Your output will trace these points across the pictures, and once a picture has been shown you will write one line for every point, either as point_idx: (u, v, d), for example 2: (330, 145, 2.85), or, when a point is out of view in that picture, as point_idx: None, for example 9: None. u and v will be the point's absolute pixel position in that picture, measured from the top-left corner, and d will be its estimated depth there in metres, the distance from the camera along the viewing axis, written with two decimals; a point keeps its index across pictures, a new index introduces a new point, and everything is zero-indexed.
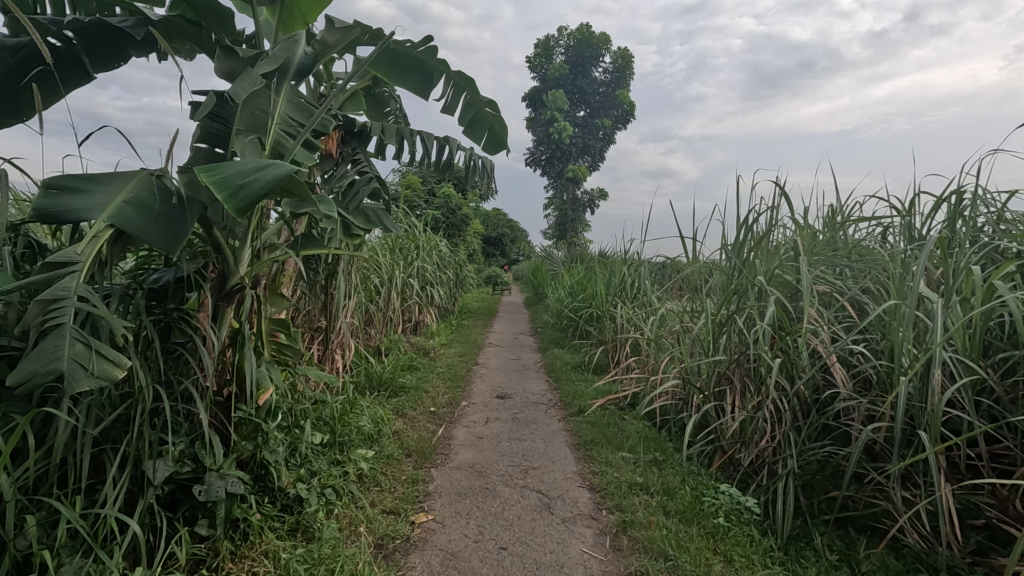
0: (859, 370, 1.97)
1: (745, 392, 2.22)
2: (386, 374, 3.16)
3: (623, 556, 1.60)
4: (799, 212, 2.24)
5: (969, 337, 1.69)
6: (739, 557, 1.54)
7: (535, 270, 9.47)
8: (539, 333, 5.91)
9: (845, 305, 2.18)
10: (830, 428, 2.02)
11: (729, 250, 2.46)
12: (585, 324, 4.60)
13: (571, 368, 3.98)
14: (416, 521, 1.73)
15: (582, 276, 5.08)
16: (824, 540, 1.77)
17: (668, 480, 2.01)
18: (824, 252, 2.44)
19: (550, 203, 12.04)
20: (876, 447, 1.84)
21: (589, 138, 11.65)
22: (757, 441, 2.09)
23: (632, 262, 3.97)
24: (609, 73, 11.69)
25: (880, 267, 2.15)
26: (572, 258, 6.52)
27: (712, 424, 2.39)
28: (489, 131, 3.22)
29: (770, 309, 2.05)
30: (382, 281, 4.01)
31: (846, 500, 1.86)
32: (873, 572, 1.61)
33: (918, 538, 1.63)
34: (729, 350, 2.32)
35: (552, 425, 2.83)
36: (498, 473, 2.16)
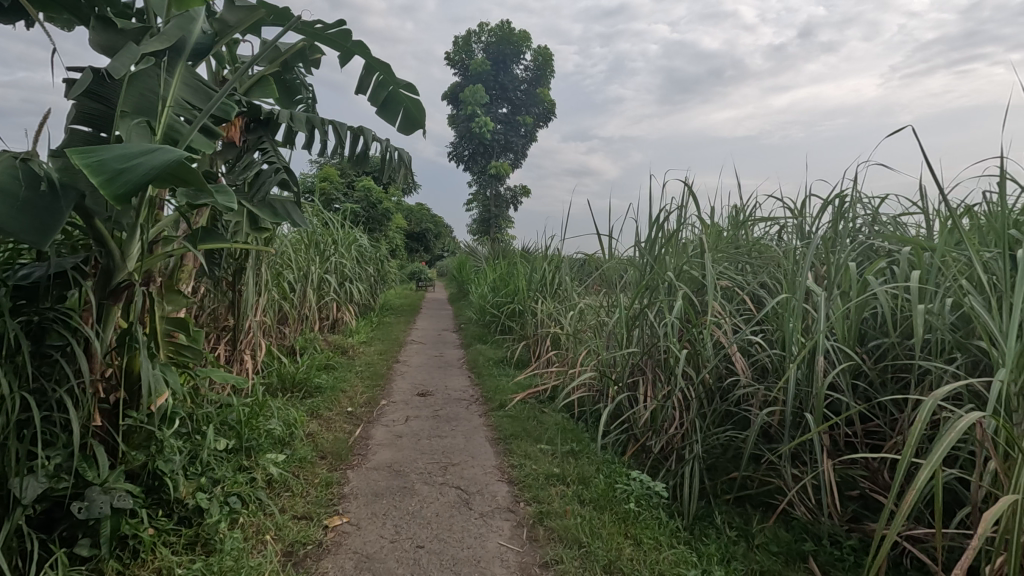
0: (757, 358, 2.12)
1: (656, 382, 2.33)
2: (300, 375, 3.03)
3: (538, 546, 1.63)
4: (704, 211, 2.38)
5: (848, 327, 1.87)
6: (649, 539, 1.61)
7: (459, 266, 9.43)
8: (463, 329, 5.90)
9: (745, 299, 2.34)
10: (731, 413, 2.17)
11: (641, 248, 2.57)
12: (507, 319, 4.65)
13: (493, 363, 4.00)
14: (329, 525, 1.67)
15: (504, 272, 5.12)
16: (725, 518, 1.90)
17: (583, 469, 2.07)
18: (727, 249, 2.61)
19: (474, 199, 12.02)
20: (771, 429, 2.00)
21: (511, 134, 11.71)
22: (667, 429, 2.20)
23: (552, 257, 4.06)
24: (531, 71, 11.78)
25: (776, 263, 2.33)
26: (494, 254, 6.55)
27: (625, 413, 2.49)
28: (405, 112, 3.18)
29: (677, 303, 2.17)
30: (296, 277, 3.84)
31: (745, 479, 2.01)
32: (765, 544, 1.75)
33: (805, 510, 1.79)
34: (642, 343, 2.43)
35: (473, 421, 2.83)
36: (416, 471, 2.13)
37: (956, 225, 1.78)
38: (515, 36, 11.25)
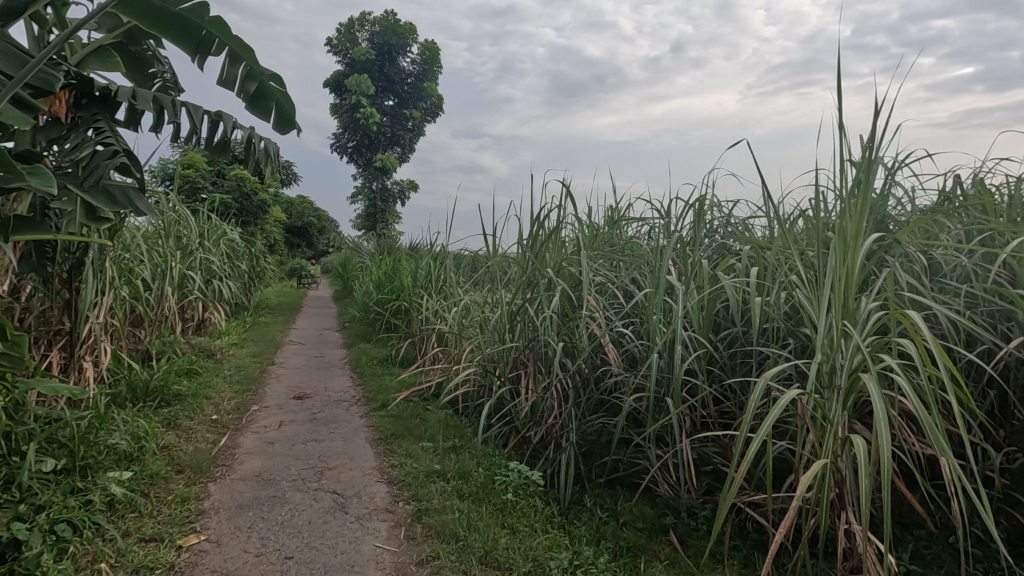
0: (627, 349, 2.28)
1: (536, 375, 2.40)
2: (154, 382, 2.72)
3: (416, 544, 1.62)
4: (580, 210, 2.50)
5: (704, 319, 2.07)
6: (524, 527, 1.67)
7: (343, 263, 9.04)
8: (347, 328, 5.67)
9: (617, 293, 2.50)
10: (604, 401, 2.31)
11: (523, 245, 2.64)
12: (392, 317, 4.55)
13: (377, 363, 3.88)
14: (183, 545, 1.52)
15: (389, 268, 5.00)
16: (598, 501, 2.01)
17: (464, 464, 2.09)
18: (602, 247, 2.77)
19: (360, 193, 11.59)
20: (638, 414, 2.15)
21: (398, 128, 11.43)
22: (546, 419, 2.29)
23: (437, 254, 4.03)
24: (417, 64, 11.56)
25: (644, 261, 2.51)
26: (380, 249, 6.37)
27: (507, 406, 2.55)
28: (278, 108, 3.04)
29: (555, 298, 2.26)
30: (151, 274, 3.44)
31: (616, 463, 2.14)
32: (632, 520, 1.88)
33: (667, 487, 1.95)
34: (523, 337, 2.50)
35: (353, 423, 2.73)
36: (288, 479, 2.01)
37: (788, 228, 2.03)
38: (400, 27, 10.96)
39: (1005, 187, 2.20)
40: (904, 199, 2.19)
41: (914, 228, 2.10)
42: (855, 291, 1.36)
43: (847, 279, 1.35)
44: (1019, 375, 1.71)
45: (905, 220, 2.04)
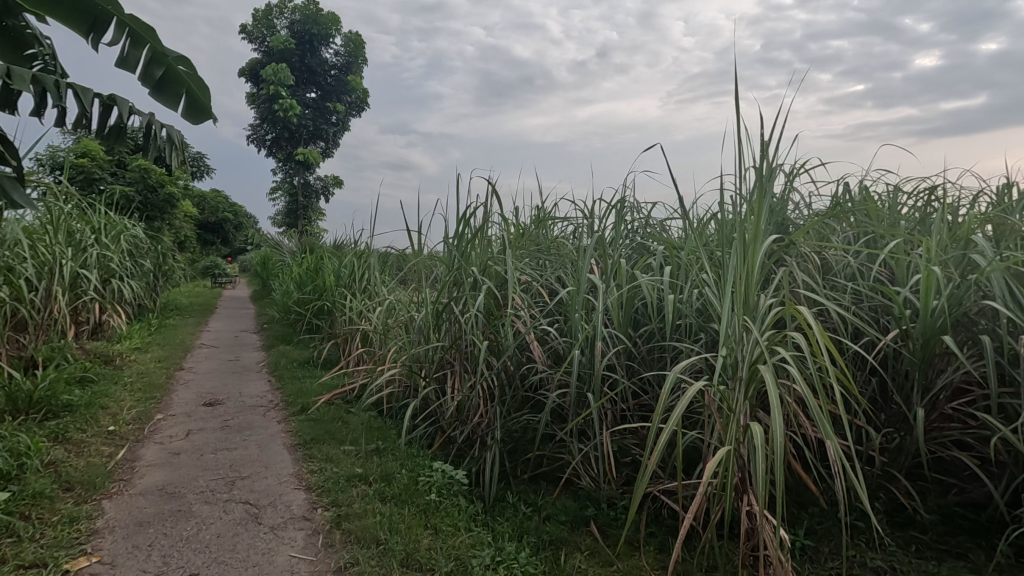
0: (551, 346, 2.33)
1: (462, 374, 2.40)
2: (39, 392, 2.46)
3: (334, 551, 1.57)
4: (506, 210, 2.52)
5: (623, 317, 2.15)
6: (446, 527, 1.67)
7: (262, 261, 8.60)
8: (265, 329, 5.40)
9: (541, 292, 2.55)
10: (529, 398, 2.34)
11: (449, 244, 2.62)
12: (314, 317, 4.38)
13: (297, 365, 3.73)
14: (71, 570, 1.39)
15: (310, 267, 4.81)
16: (522, 496, 2.04)
17: (386, 466, 2.05)
18: (528, 246, 2.81)
19: (281, 188, 11.06)
20: (562, 410, 2.20)
21: (321, 121, 11.00)
22: (471, 418, 2.29)
23: (362, 252, 3.92)
24: (341, 56, 11.18)
25: (569, 261, 2.58)
26: (302, 247, 6.11)
27: (432, 406, 2.53)
28: (187, 97, 2.86)
29: (480, 297, 2.27)
30: (35, 273, 3.11)
31: (540, 458, 2.18)
32: (555, 514, 1.92)
33: (589, 480, 2.01)
34: (448, 336, 2.48)
35: (269, 429, 2.61)
36: (195, 491, 1.89)
37: (700, 229, 2.15)
38: (323, 17, 10.55)
39: (885, 194, 2.45)
40: (802, 204, 2.38)
41: (810, 230, 2.29)
42: (756, 289, 1.46)
43: (748, 278, 1.45)
44: (895, 363, 1.91)
45: (802, 222, 2.22)
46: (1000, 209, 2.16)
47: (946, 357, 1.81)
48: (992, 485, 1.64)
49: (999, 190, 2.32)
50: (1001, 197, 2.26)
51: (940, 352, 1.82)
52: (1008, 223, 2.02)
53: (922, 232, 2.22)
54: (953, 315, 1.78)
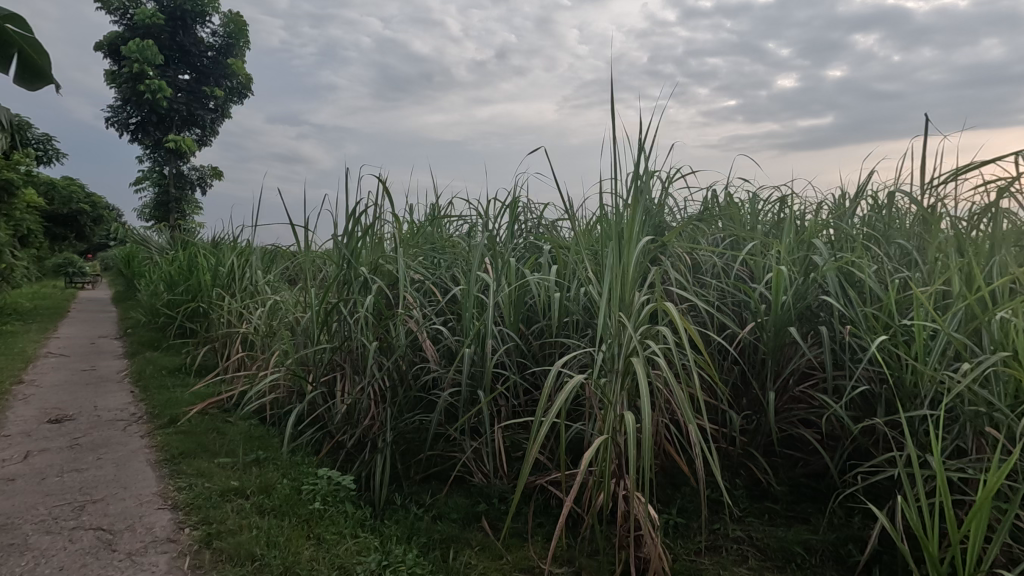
0: (443, 345, 2.32)
1: (351, 376, 2.32)
2: None
3: (203, 572, 1.45)
4: (397, 207, 2.47)
5: (513, 314, 2.20)
6: (331, 535, 1.61)
7: (127, 259, 7.71)
8: (128, 334, 4.85)
9: (434, 291, 2.53)
10: (421, 399, 2.32)
11: (337, 242, 2.52)
12: (186, 320, 4.01)
13: (166, 373, 3.38)
14: None
15: (182, 265, 4.39)
16: (414, 498, 2.01)
17: (266, 477, 1.93)
18: (421, 245, 2.77)
19: (149, 177, 9.99)
20: (454, 408, 2.20)
21: (198, 106, 10.08)
22: (361, 421, 2.22)
23: (242, 250, 3.65)
24: (220, 36, 10.31)
25: (462, 259, 2.58)
26: (173, 244, 5.56)
27: (319, 411, 2.42)
28: (19, 56, 2.63)
29: (370, 297, 2.21)
30: None
31: (433, 458, 2.16)
32: (447, 513, 1.92)
33: (481, 476, 2.03)
34: (336, 338, 2.39)
35: (130, 445, 2.35)
36: (33, 521, 1.66)
37: (586, 230, 2.26)
38: None
39: (747, 201, 2.72)
40: (676, 208, 2.58)
41: (683, 232, 2.49)
42: (631, 287, 1.56)
43: (623, 276, 1.55)
44: (752, 353, 2.13)
45: (676, 225, 2.40)
46: (835, 215, 2.48)
47: (792, 345, 2.05)
48: (828, 456, 1.87)
49: (834, 200, 2.67)
50: (836, 206, 2.60)
51: (788, 341, 2.05)
52: (840, 229, 2.33)
53: (775, 235, 2.49)
54: (798, 309, 2.02)
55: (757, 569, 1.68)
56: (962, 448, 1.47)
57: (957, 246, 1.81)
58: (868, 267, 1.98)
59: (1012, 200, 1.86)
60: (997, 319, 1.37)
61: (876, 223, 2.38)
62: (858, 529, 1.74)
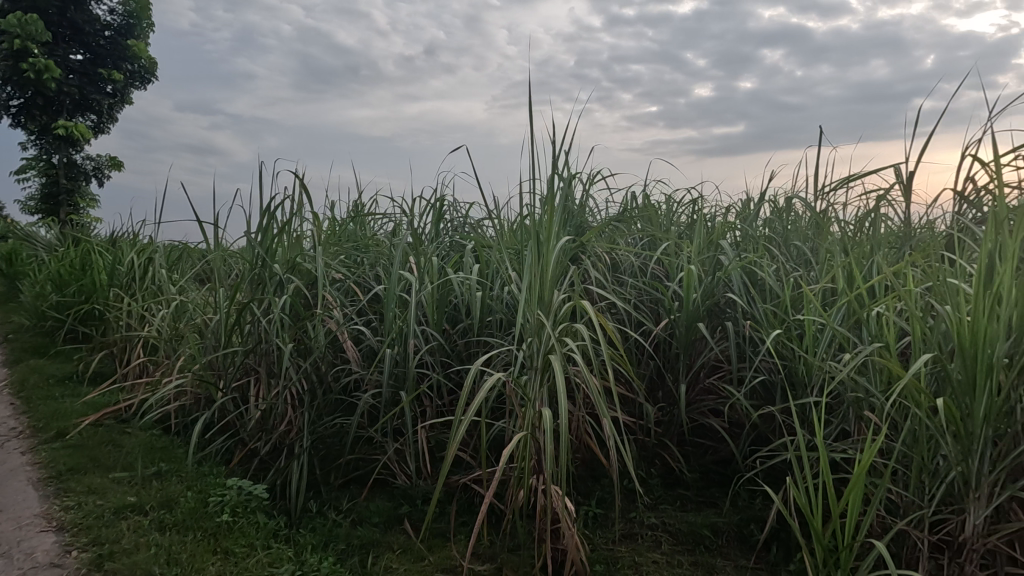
0: (364, 345, 2.26)
1: (265, 381, 2.21)
2: None
3: None
4: (315, 204, 2.38)
5: (436, 314, 2.18)
6: (240, 547, 1.57)
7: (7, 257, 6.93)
8: (7, 341, 4.36)
9: (354, 291, 2.46)
10: (341, 401, 2.25)
11: (249, 239, 2.39)
12: (78, 324, 3.66)
13: (54, 382, 3.07)
14: None
15: (74, 264, 4.01)
16: (333, 504, 1.95)
17: (168, 490, 1.81)
18: (341, 243, 2.69)
19: (35, 166, 9.03)
20: (375, 410, 2.16)
21: (93, 90, 9.22)
22: (276, 427, 2.12)
23: (143, 247, 3.38)
24: (119, 15, 9.49)
25: (384, 258, 2.53)
26: (62, 240, 5.06)
27: (230, 417, 2.29)
28: None
29: (285, 297, 2.12)
30: None
31: (354, 461, 2.11)
32: (368, 517, 1.88)
33: (404, 478, 2.00)
34: (248, 340, 2.27)
35: (8, 463, 2.12)
36: None
37: (509, 229, 2.28)
38: None
39: (662, 203, 2.85)
40: (597, 208, 2.66)
41: (603, 233, 2.57)
42: (549, 286, 1.59)
43: (542, 275, 1.57)
44: (666, 348, 2.24)
45: (596, 226, 2.47)
46: (741, 218, 2.65)
47: (702, 340, 2.18)
48: (733, 444, 2.00)
49: (740, 203, 2.86)
50: (742, 209, 2.78)
51: (699, 337, 2.17)
52: (745, 231, 2.50)
53: (687, 236, 2.63)
54: (707, 306, 2.14)
55: (669, 553, 1.76)
56: (845, 431, 1.62)
57: (843, 248, 1.99)
58: (768, 266, 2.13)
59: (889, 206, 2.07)
60: (873, 313, 1.52)
61: (776, 226, 2.57)
62: (760, 510, 1.88)
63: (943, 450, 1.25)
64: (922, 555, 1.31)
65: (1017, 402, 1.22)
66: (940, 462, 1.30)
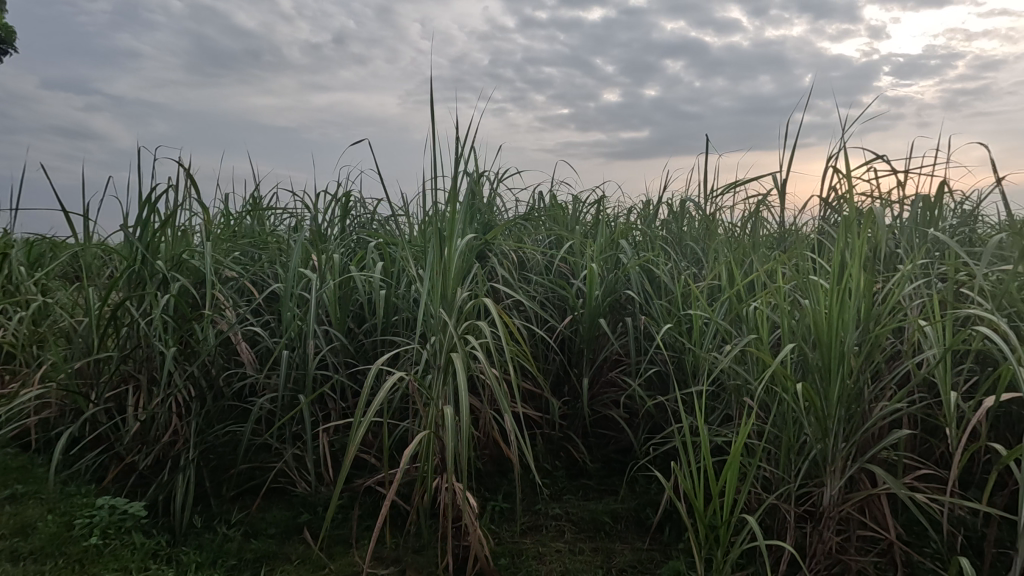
0: (260, 347, 2.14)
1: (146, 388, 2.03)
2: None
3: None
4: (204, 196, 2.21)
5: (339, 313, 2.10)
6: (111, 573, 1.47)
7: None
8: None
9: (249, 290, 2.32)
10: (234, 408, 2.11)
11: (126, 233, 2.17)
12: None
13: None
14: None
15: None
16: (225, 517, 1.83)
17: (25, 515, 1.63)
18: (235, 239, 2.52)
19: None
20: (271, 416, 2.05)
21: None
22: (158, 438, 1.96)
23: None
24: None
25: (283, 256, 2.40)
26: None
27: (103, 429, 2.07)
28: None
29: (168, 296, 1.95)
30: None
31: (249, 470, 1.99)
32: (263, 528, 1.78)
33: (304, 485, 1.91)
34: (125, 344, 2.06)
35: None
36: None
37: (415, 227, 2.25)
38: None
39: (569, 204, 2.94)
40: (505, 207, 2.69)
41: (510, 231, 2.61)
42: (453, 284, 1.58)
43: (445, 273, 1.57)
44: (571, 343, 2.31)
45: (504, 224, 2.50)
46: (641, 220, 2.80)
47: (604, 335, 2.27)
48: (632, 433, 2.10)
49: (640, 205, 3.01)
50: (642, 211, 2.93)
51: (600, 332, 2.26)
52: (644, 232, 2.64)
53: (591, 236, 2.73)
54: (608, 303, 2.24)
55: (572, 541, 1.82)
56: (727, 416, 1.76)
57: (728, 248, 2.16)
58: (663, 264, 2.26)
59: (767, 210, 2.27)
60: (750, 308, 1.66)
61: (671, 227, 2.74)
62: (655, 494, 1.99)
63: (805, 430, 1.40)
64: (789, 525, 1.45)
65: (864, 385, 1.39)
66: (804, 440, 1.45)
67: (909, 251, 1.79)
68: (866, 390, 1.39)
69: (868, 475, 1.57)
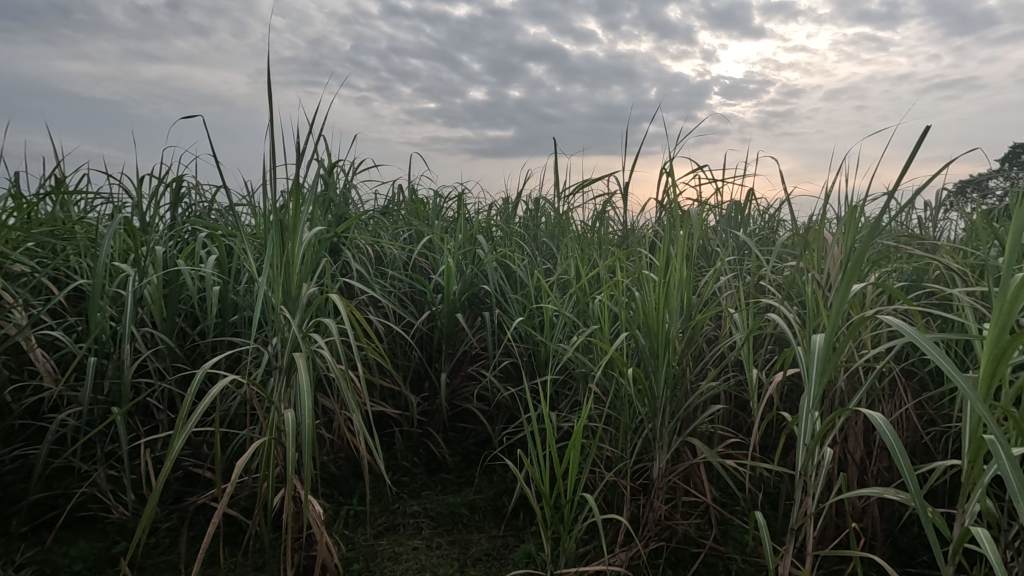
0: (61, 355, 1.82)
1: None
2: None
3: None
4: None
5: (165, 313, 1.86)
6: None
7: None
8: None
9: (47, 286, 1.96)
10: (26, 427, 1.78)
11: None
12: None
13: None
14: None
15: None
16: (12, 557, 1.54)
17: None
18: (27, 226, 2.11)
19: None
20: (76, 434, 1.76)
21: None
22: None
23: None
24: None
25: (93, 247, 2.06)
26: None
27: None
28: None
29: None
30: None
31: (46, 500, 1.69)
32: (65, 565, 1.53)
33: (120, 510, 1.67)
34: None
35: None
36: None
37: (258, 218, 2.06)
38: None
39: (428, 198, 2.91)
40: (361, 199, 2.59)
41: (367, 225, 2.51)
42: (296, 278, 1.47)
43: (287, 267, 1.45)
44: (429, 339, 2.29)
45: (360, 218, 2.40)
46: (500, 217, 2.86)
47: (462, 330, 2.28)
48: (489, 425, 2.15)
49: (499, 203, 3.09)
50: (500, 208, 3.00)
51: (459, 327, 2.27)
52: (502, 229, 2.70)
53: (451, 231, 2.73)
54: (466, 297, 2.25)
55: (429, 537, 1.81)
56: (574, 402, 1.86)
57: (578, 244, 2.29)
58: (519, 260, 2.33)
59: (612, 210, 2.45)
60: (594, 301, 1.77)
61: (528, 225, 2.84)
62: (511, 481, 2.06)
63: (640, 411, 1.53)
64: (626, 498, 1.59)
65: (687, 367, 1.55)
66: (638, 420, 1.58)
67: (725, 250, 2.04)
68: (688, 372, 1.56)
69: (690, 447, 1.77)
